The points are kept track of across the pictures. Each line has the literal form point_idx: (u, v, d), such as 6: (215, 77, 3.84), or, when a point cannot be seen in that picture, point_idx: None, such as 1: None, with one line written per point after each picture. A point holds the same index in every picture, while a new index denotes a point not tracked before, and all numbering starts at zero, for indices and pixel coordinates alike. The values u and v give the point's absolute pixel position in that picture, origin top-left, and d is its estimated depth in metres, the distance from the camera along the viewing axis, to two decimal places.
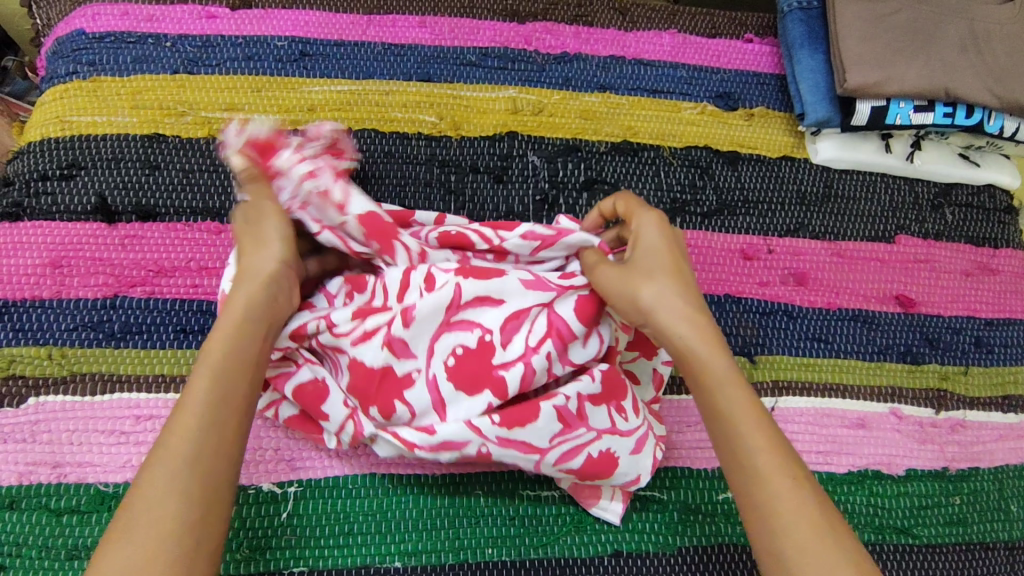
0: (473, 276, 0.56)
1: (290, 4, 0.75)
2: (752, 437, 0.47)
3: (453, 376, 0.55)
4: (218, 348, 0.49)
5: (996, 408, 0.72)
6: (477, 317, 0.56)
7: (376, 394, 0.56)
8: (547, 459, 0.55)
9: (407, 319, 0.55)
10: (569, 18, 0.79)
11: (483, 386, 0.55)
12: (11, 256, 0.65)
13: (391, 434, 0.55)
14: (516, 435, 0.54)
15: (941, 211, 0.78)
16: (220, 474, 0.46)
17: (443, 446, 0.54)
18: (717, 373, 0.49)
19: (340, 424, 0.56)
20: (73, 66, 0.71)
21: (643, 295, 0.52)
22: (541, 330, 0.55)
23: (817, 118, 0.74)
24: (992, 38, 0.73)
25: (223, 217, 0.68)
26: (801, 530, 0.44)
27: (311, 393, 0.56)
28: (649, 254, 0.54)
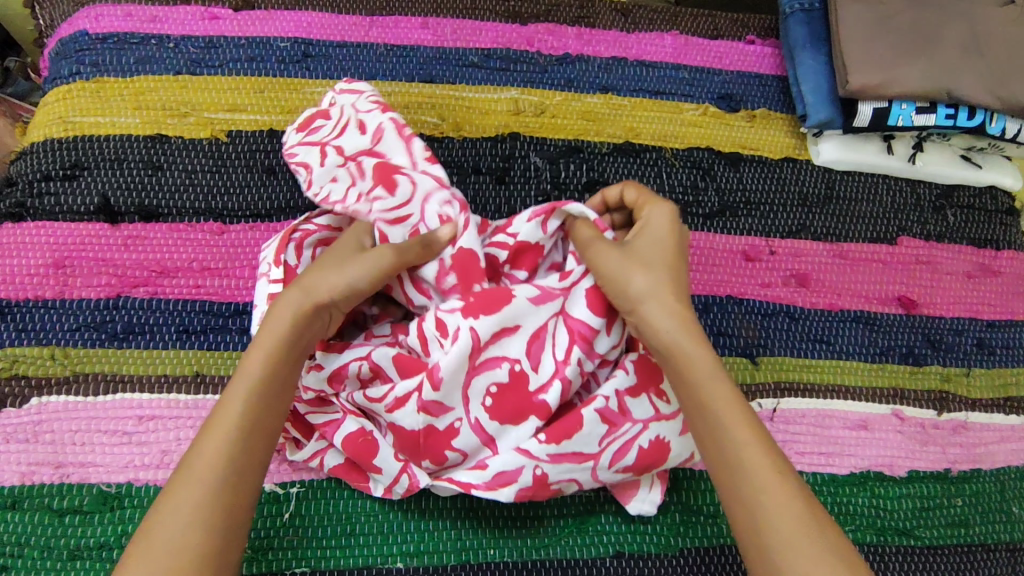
0: (482, 314, 0.54)
1: (293, 5, 0.75)
2: (737, 430, 0.48)
3: (491, 411, 0.55)
4: (253, 374, 0.49)
5: (998, 410, 0.72)
6: (504, 350, 0.55)
7: (426, 442, 0.55)
8: (602, 463, 0.56)
9: (435, 381, 0.54)
10: (571, 20, 0.79)
11: (525, 413, 0.55)
12: (14, 256, 0.65)
13: (448, 481, 0.55)
14: (566, 450, 0.55)
15: (943, 213, 0.78)
16: (245, 498, 0.46)
17: (502, 480, 0.55)
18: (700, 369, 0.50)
19: (394, 477, 0.56)
20: (76, 67, 0.71)
21: (640, 280, 0.53)
22: (564, 341, 0.56)
23: (819, 120, 0.74)
24: (993, 39, 0.73)
25: (227, 218, 0.68)
26: (785, 522, 0.45)
27: (361, 444, 0.56)
28: (650, 242, 0.55)
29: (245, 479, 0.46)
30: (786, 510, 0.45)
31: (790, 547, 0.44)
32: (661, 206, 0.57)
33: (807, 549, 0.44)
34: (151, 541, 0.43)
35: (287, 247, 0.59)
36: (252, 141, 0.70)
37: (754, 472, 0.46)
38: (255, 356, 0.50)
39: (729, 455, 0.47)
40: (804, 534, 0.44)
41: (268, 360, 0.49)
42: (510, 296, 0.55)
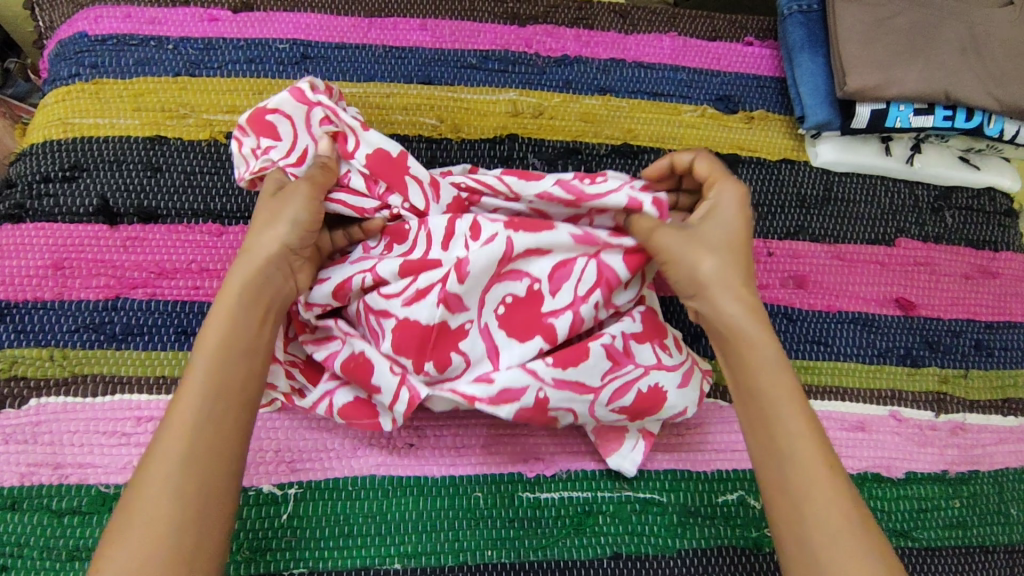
0: (524, 229, 0.56)
1: (292, 7, 0.76)
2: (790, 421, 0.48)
3: (503, 321, 0.57)
4: (212, 340, 0.49)
5: (996, 412, 0.72)
6: (530, 267, 0.57)
7: (430, 348, 0.55)
8: (600, 400, 0.57)
9: (461, 274, 0.54)
10: (569, 21, 0.79)
11: (534, 330, 0.57)
12: (13, 257, 0.65)
13: (449, 391, 0.56)
14: (570, 378, 0.56)
15: (941, 214, 0.78)
16: (222, 457, 0.46)
17: (502, 397, 0.55)
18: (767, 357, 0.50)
19: (393, 394, 0.56)
20: (76, 68, 0.71)
21: (708, 263, 0.53)
22: (590, 278, 0.57)
23: (817, 121, 0.74)
24: (991, 41, 0.73)
25: (225, 219, 0.68)
26: (829, 516, 0.45)
27: (356, 367, 0.56)
28: (720, 223, 0.55)
29: (215, 440, 0.46)
30: (831, 504, 0.45)
31: (832, 542, 0.44)
32: (733, 185, 0.56)
33: (846, 543, 0.44)
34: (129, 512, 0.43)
35: None
36: None
37: (803, 464, 0.46)
38: (214, 320, 0.50)
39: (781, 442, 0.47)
40: (847, 530, 0.44)
41: (227, 321, 0.50)
42: (553, 224, 0.57)
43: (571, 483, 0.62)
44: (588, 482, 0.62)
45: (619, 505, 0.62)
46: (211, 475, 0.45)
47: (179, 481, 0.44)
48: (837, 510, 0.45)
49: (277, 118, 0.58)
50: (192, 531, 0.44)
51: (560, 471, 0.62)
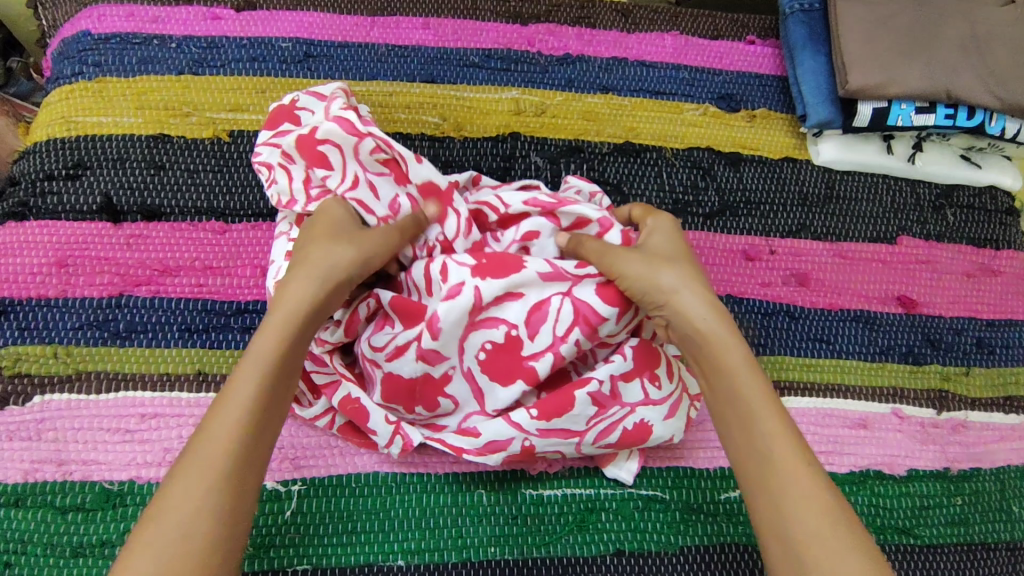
0: (489, 277, 0.54)
1: (295, 6, 0.76)
2: (765, 422, 0.48)
3: (485, 367, 0.57)
4: (264, 357, 0.48)
5: (997, 409, 0.72)
6: (501, 314, 0.56)
7: (416, 396, 0.58)
8: (586, 440, 0.58)
9: (433, 331, 0.54)
10: (571, 20, 0.79)
11: (516, 376, 0.57)
12: (18, 255, 0.65)
13: (440, 441, 0.59)
14: (554, 426, 0.57)
15: (942, 213, 0.78)
16: (255, 473, 0.46)
17: (489, 447, 0.58)
18: (736, 362, 0.50)
19: (388, 438, 0.58)
20: (79, 67, 0.71)
21: (666, 277, 0.53)
22: (568, 318, 0.56)
23: (819, 120, 0.75)
24: (993, 39, 0.73)
25: (229, 217, 0.68)
26: (815, 519, 0.44)
27: (353, 411, 0.57)
28: (665, 248, 0.56)
29: (254, 463, 0.46)
30: (813, 503, 0.44)
31: (818, 542, 0.43)
32: (667, 217, 0.59)
33: (833, 541, 0.43)
34: (160, 524, 0.42)
35: None
36: (253, 141, 0.71)
37: (783, 465, 0.46)
38: (265, 336, 0.49)
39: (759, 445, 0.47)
40: (833, 530, 0.43)
41: (279, 339, 0.49)
42: (521, 265, 0.55)
43: (574, 480, 0.62)
44: (591, 479, 0.62)
45: (622, 502, 0.62)
46: (247, 496, 0.45)
47: (219, 499, 0.43)
48: (821, 508, 0.44)
49: (327, 147, 0.56)
50: (221, 552, 0.42)
51: (563, 469, 0.62)
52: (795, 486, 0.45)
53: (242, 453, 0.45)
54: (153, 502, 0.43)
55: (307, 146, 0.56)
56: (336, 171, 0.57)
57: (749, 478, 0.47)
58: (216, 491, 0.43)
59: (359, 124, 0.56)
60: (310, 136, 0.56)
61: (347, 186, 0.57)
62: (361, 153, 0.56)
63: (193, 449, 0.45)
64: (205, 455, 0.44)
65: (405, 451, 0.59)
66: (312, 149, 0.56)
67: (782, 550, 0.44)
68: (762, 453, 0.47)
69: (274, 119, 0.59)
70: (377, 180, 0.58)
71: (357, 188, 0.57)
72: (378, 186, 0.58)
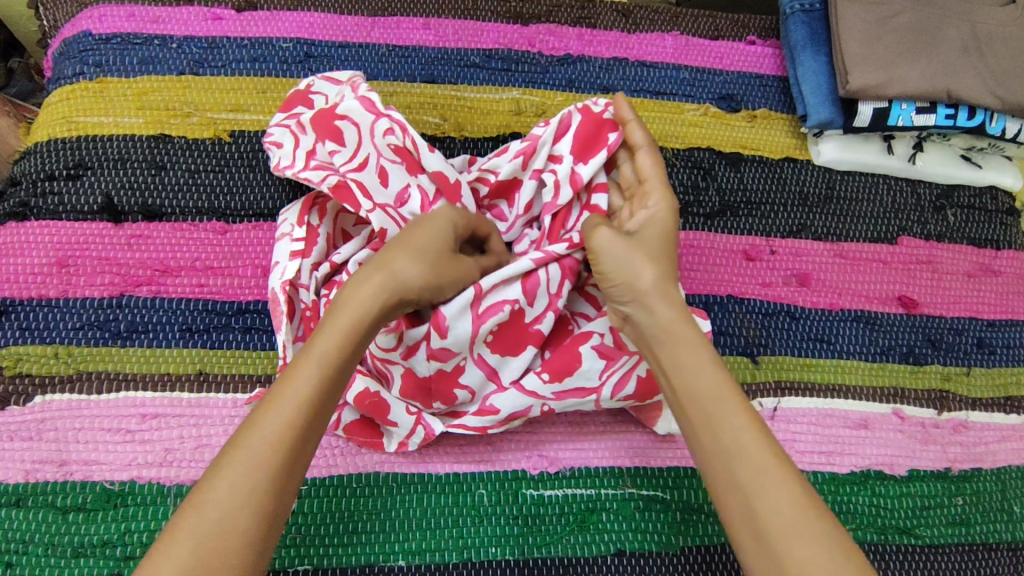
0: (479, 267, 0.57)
1: (295, 6, 0.76)
2: (728, 418, 0.47)
3: (494, 347, 0.59)
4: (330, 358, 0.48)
5: (998, 410, 0.72)
6: (504, 294, 0.57)
7: (437, 392, 0.59)
8: (604, 396, 0.59)
9: (440, 327, 0.56)
10: (572, 20, 0.79)
11: (525, 342, 0.59)
12: (19, 255, 0.65)
13: (462, 428, 0.59)
14: (568, 385, 0.58)
15: (943, 213, 0.78)
16: (295, 479, 0.46)
17: (510, 418, 0.58)
18: (701, 360, 0.50)
19: (409, 429, 0.59)
20: (81, 67, 0.71)
21: (640, 271, 0.52)
22: (558, 275, 0.58)
23: (819, 119, 0.74)
24: (994, 40, 0.73)
25: (230, 216, 0.68)
26: (786, 515, 0.43)
27: (372, 404, 0.57)
28: (653, 232, 0.57)
29: (296, 468, 0.46)
30: (783, 494, 0.44)
31: (791, 537, 0.43)
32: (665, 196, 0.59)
33: (800, 531, 0.43)
34: (201, 516, 0.42)
35: (311, 210, 0.63)
36: (254, 142, 0.71)
37: (751, 458, 0.46)
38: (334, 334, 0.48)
39: (727, 441, 0.46)
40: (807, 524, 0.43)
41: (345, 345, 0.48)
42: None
43: (575, 480, 0.62)
44: (592, 479, 0.62)
45: (623, 502, 0.62)
46: (286, 499, 0.45)
47: (259, 500, 0.43)
48: (788, 497, 0.44)
49: (344, 124, 0.60)
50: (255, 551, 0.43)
51: (564, 469, 0.62)
52: (761, 479, 0.45)
53: (291, 456, 0.45)
54: (201, 482, 0.43)
55: (326, 120, 0.61)
56: (346, 149, 0.60)
57: (717, 475, 0.47)
58: (260, 491, 0.43)
59: (380, 106, 0.61)
60: (330, 111, 0.61)
61: (354, 162, 0.60)
62: (375, 134, 0.60)
63: (241, 442, 0.45)
64: (255, 451, 0.44)
65: (425, 442, 0.60)
66: (329, 124, 0.61)
67: (753, 543, 0.44)
68: (727, 450, 0.46)
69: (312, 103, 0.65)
70: (389, 166, 0.60)
71: (362, 171, 0.60)
72: (388, 174, 0.60)
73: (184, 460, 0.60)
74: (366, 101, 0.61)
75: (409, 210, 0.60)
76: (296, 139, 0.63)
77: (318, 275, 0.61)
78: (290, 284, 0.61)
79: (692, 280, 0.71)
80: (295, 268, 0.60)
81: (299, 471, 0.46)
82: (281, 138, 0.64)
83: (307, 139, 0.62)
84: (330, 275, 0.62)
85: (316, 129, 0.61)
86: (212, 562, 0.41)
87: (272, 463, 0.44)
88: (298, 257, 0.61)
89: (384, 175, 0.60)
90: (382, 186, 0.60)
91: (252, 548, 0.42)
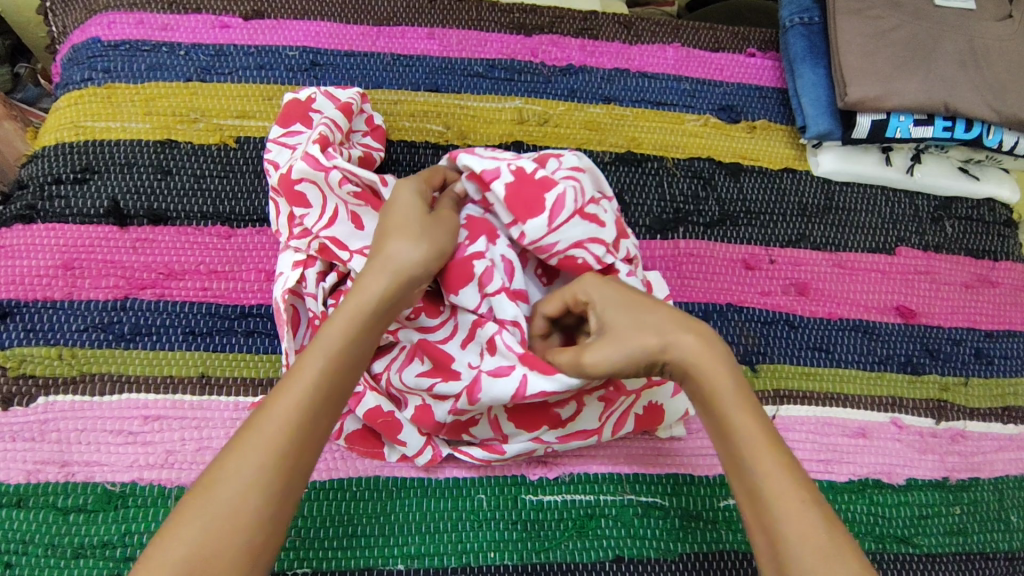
0: (537, 368, 0.53)
1: (302, 15, 0.77)
2: (751, 440, 0.47)
3: (512, 414, 0.60)
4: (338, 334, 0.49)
5: (996, 419, 0.72)
6: None
7: (449, 427, 0.60)
8: (604, 437, 0.62)
9: (473, 399, 0.55)
10: (575, 31, 0.81)
11: (541, 424, 0.60)
12: (25, 258, 0.66)
13: (464, 454, 0.61)
14: (571, 430, 0.61)
15: (941, 224, 0.79)
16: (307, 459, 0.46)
17: (515, 458, 0.61)
18: (720, 387, 0.48)
19: (417, 450, 0.60)
20: (88, 73, 0.72)
21: (652, 333, 0.50)
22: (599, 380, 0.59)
23: (818, 131, 0.76)
24: (990, 54, 0.74)
25: (234, 222, 0.69)
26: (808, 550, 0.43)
27: (383, 424, 0.59)
28: (613, 302, 0.52)
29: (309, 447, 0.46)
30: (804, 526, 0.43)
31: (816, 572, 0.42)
32: (592, 278, 0.54)
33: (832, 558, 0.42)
34: (215, 493, 0.43)
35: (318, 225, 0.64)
36: (260, 148, 0.72)
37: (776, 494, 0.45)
38: (342, 314, 0.50)
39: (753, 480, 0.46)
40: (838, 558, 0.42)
41: (350, 323, 0.50)
42: None
43: (574, 486, 0.62)
44: (591, 486, 0.63)
45: (622, 508, 0.62)
46: (302, 470, 0.46)
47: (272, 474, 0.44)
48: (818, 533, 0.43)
49: (304, 186, 0.60)
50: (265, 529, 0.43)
51: (563, 475, 0.63)
52: (782, 497, 0.45)
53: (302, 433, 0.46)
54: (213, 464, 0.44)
55: (286, 185, 0.61)
56: (314, 210, 0.61)
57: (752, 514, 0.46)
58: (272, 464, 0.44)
59: (325, 158, 0.60)
60: (287, 175, 0.60)
61: (323, 223, 0.60)
62: (333, 187, 0.60)
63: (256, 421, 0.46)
64: (269, 428, 0.45)
65: (429, 466, 0.61)
66: (291, 189, 0.60)
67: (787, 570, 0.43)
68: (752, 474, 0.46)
69: (307, 119, 0.66)
70: (358, 210, 0.61)
71: (334, 226, 0.60)
72: (360, 217, 0.61)
73: (186, 462, 0.60)
74: (308, 157, 0.59)
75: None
76: (273, 198, 0.64)
77: (324, 285, 0.61)
78: (293, 293, 0.61)
79: (692, 288, 0.72)
80: (297, 277, 0.60)
81: (316, 441, 0.47)
82: (282, 157, 0.64)
83: (283, 204, 0.63)
84: (337, 286, 0.62)
85: (283, 194, 0.61)
86: (229, 536, 0.42)
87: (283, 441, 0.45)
88: (300, 268, 0.61)
89: (356, 220, 0.61)
90: (357, 231, 0.61)
91: (268, 513, 0.43)
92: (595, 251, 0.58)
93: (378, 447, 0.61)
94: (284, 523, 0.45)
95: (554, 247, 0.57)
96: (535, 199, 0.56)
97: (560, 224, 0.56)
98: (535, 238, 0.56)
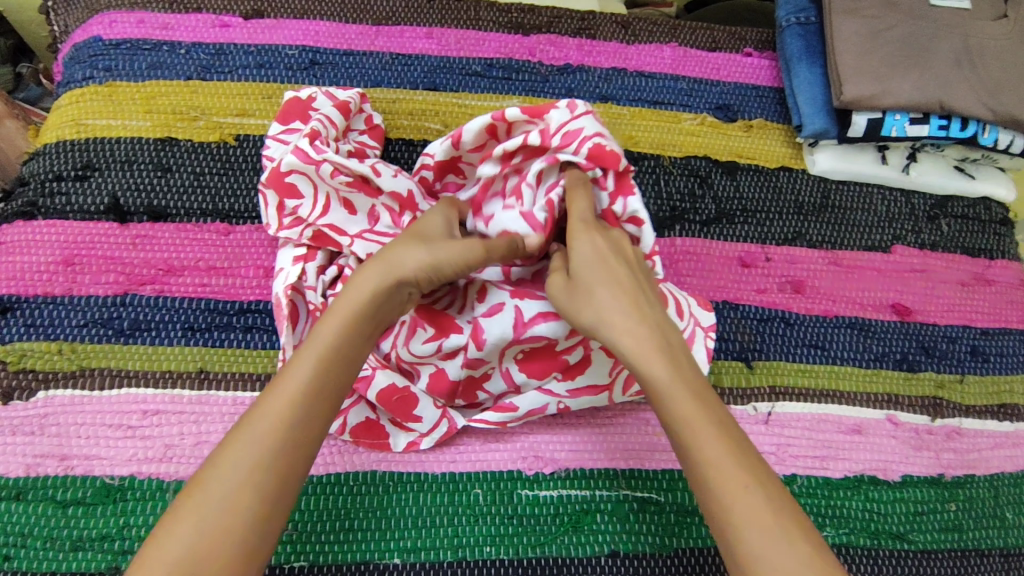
0: (528, 297, 0.60)
1: (302, 14, 0.78)
2: (694, 424, 0.47)
3: (520, 365, 0.62)
4: (329, 338, 0.50)
5: (991, 417, 0.73)
6: (548, 332, 0.58)
7: (462, 391, 0.63)
8: (615, 393, 0.63)
9: (479, 341, 0.59)
10: (573, 31, 0.81)
11: (551, 372, 0.62)
12: (26, 254, 0.66)
13: (481, 420, 0.61)
14: (581, 382, 0.62)
15: (937, 223, 0.79)
16: (300, 461, 0.46)
17: (528, 416, 0.61)
18: (660, 373, 0.49)
19: (432, 424, 0.61)
20: (90, 71, 0.73)
21: (588, 315, 0.53)
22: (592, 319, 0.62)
23: (814, 130, 0.76)
24: (985, 53, 0.75)
25: (233, 218, 0.69)
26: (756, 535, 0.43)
27: (399, 400, 0.60)
28: (589, 265, 0.55)
29: (299, 449, 0.46)
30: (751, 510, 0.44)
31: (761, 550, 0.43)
32: (580, 234, 0.56)
33: (777, 541, 0.43)
34: (205, 493, 0.43)
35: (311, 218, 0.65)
36: (259, 146, 0.72)
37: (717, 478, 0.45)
38: (335, 318, 0.51)
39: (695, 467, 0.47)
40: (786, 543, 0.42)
41: (342, 327, 0.50)
42: None
43: (570, 481, 0.63)
44: (587, 481, 0.63)
45: (617, 504, 0.62)
46: (292, 468, 0.46)
47: (261, 476, 0.44)
48: (763, 515, 0.44)
49: (294, 178, 0.61)
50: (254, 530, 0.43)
51: (559, 470, 0.63)
52: (728, 482, 0.45)
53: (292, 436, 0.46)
54: (205, 464, 0.45)
55: (277, 179, 0.62)
56: (307, 200, 0.61)
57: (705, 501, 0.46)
58: (262, 466, 0.45)
59: (314, 151, 0.60)
60: (278, 169, 0.61)
61: (318, 214, 0.61)
62: (324, 177, 0.61)
63: (247, 423, 0.46)
64: (258, 430, 0.46)
65: (445, 439, 0.62)
66: (282, 182, 0.61)
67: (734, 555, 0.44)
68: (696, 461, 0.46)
69: (307, 116, 0.67)
70: (350, 197, 0.62)
71: (330, 214, 0.61)
72: (353, 203, 0.63)
73: (184, 456, 0.60)
74: (297, 150, 0.60)
75: (384, 227, 0.63)
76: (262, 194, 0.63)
77: (324, 278, 0.62)
78: (294, 289, 0.61)
79: (688, 286, 0.72)
80: (298, 272, 0.61)
81: (305, 446, 0.47)
82: (277, 153, 0.65)
83: (271, 196, 0.63)
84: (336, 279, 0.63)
85: (273, 188, 0.62)
86: (219, 538, 0.42)
87: (272, 442, 0.45)
88: (301, 261, 0.61)
89: (349, 206, 0.62)
90: (351, 217, 0.62)
91: (259, 510, 0.44)
92: (615, 142, 0.59)
93: (384, 438, 0.62)
94: (277, 519, 0.45)
95: (581, 130, 0.59)
96: (547, 106, 0.61)
97: (581, 112, 0.60)
98: (559, 123, 0.59)
